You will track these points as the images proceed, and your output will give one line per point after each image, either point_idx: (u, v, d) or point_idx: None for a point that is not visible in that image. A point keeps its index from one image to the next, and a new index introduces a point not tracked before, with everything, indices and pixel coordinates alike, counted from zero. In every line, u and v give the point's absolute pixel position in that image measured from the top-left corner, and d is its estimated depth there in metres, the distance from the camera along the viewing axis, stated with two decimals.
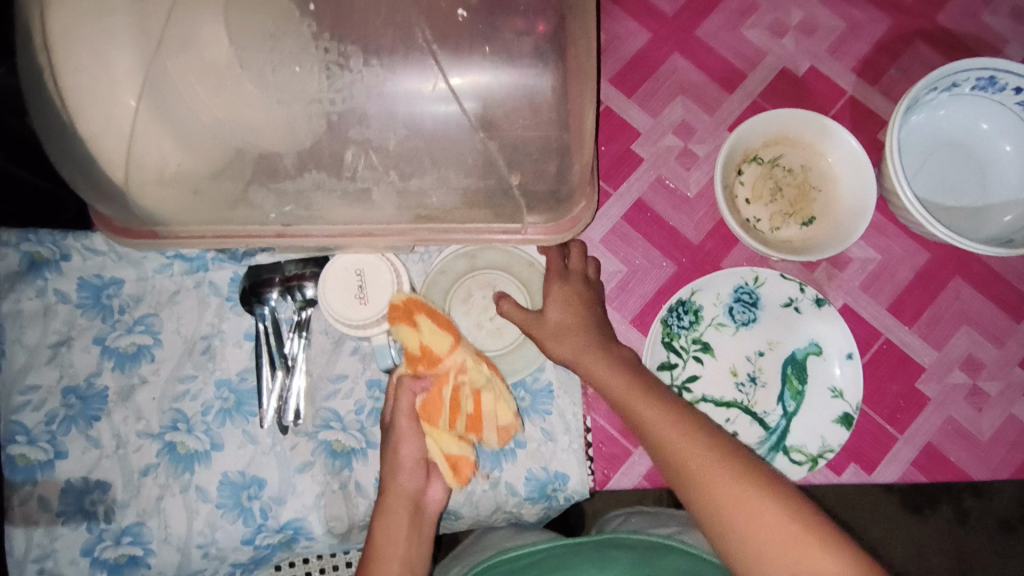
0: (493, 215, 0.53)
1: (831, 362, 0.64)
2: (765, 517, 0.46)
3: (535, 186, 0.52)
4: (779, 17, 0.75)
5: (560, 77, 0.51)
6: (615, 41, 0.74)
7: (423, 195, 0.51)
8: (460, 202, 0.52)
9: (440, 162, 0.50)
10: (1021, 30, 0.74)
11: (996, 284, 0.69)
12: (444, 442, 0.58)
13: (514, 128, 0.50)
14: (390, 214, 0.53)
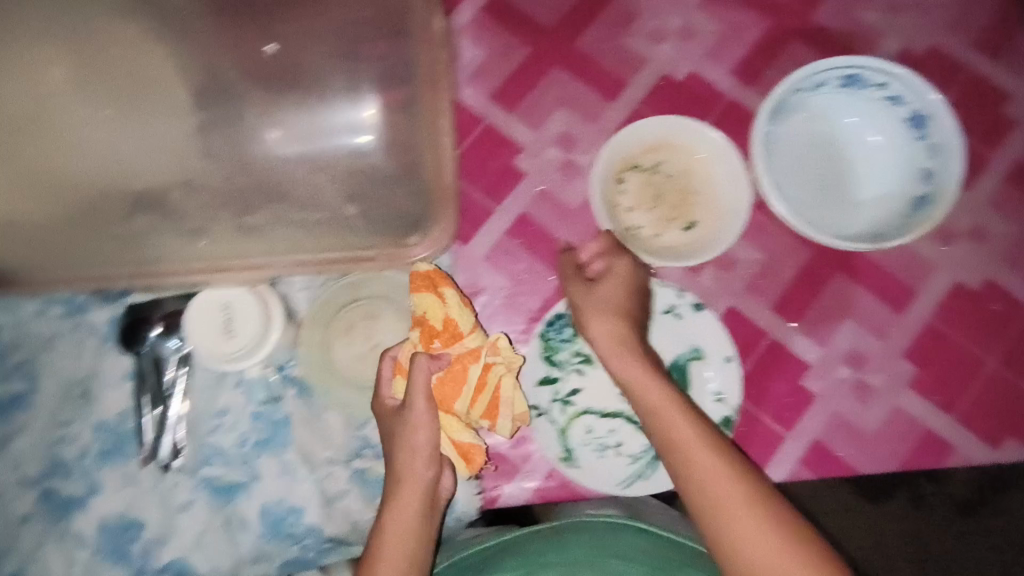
0: (343, 240, 0.58)
1: (712, 366, 0.65)
2: (738, 495, 0.47)
3: (373, 215, 0.58)
4: (658, 23, 0.74)
5: (399, 125, 0.58)
6: (494, 57, 0.74)
7: (260, 230, 0.58)
8: (304, 235, 0.58)
9: (278, 201, 0.57)
10: (896, 23, 0.74)
11: (878, 276, 0.69)
12: (459, 424, 0.56)
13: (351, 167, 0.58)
14: (235, 247, 0.58)
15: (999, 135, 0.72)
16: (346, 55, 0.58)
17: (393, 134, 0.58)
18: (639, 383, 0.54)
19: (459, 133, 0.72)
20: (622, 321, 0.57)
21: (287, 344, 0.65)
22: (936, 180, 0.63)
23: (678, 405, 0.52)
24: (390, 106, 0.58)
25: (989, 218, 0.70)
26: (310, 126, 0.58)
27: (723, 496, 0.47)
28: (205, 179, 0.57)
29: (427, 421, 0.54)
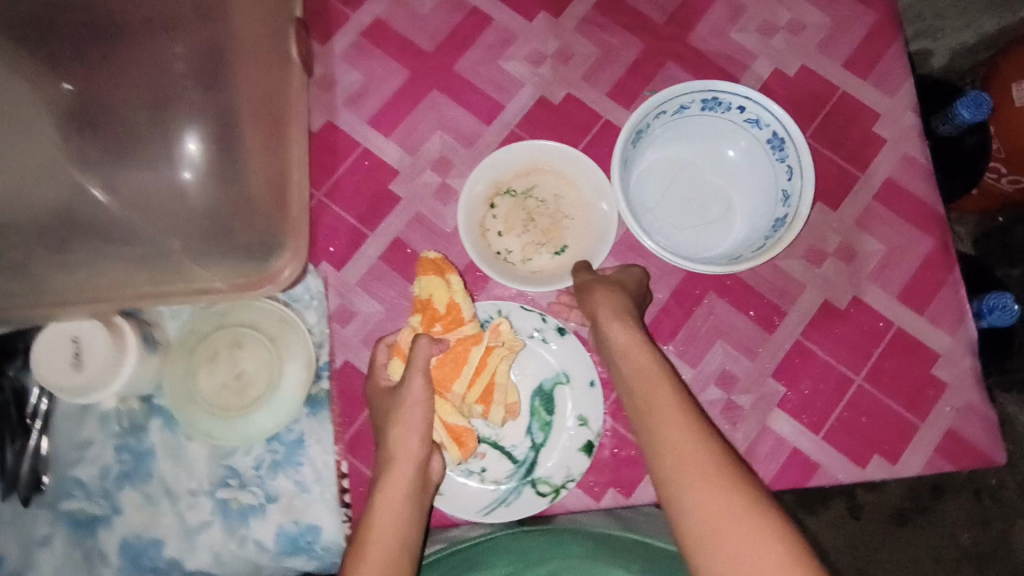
0: (176, 276, 0.57)
1: (578, 390, 0.65)
2: (698, 445, 0.47)
3: (203, 248, 0.58)
4: (535, 47, 0.75)
5: (232, 158, 0.59)
6: (373, 81, 0.74)
7: (84, 265, 0.55)
8: (131, 267, 0.56)
9: (104, 239, 0.55)
10: (767, 46, 0.75)
11: (750, 297, 0.70)
12: (453, 405, 0.59)
13: (167, 204, 0.58)
14: (64, 283, 0.55)
15: (869, 155, 0.73)
16: (167, 98, 0.57)
17: (223, 167, 0.58)
18: (633, 372, 0.54)
19: (335, 158, 0.72)
20: (619, 311, 0.58)
21: (151, 376, 0.63)
22: (793, 202, 0.64)
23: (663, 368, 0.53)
24: (216, 140, 0.59)
25: (858, 236, 0.71)
26: (136, 169, 0.58)
27: (683, 458, 0.46)
28: (21, 224, 0.52)
29: (426, 402, 0.56)
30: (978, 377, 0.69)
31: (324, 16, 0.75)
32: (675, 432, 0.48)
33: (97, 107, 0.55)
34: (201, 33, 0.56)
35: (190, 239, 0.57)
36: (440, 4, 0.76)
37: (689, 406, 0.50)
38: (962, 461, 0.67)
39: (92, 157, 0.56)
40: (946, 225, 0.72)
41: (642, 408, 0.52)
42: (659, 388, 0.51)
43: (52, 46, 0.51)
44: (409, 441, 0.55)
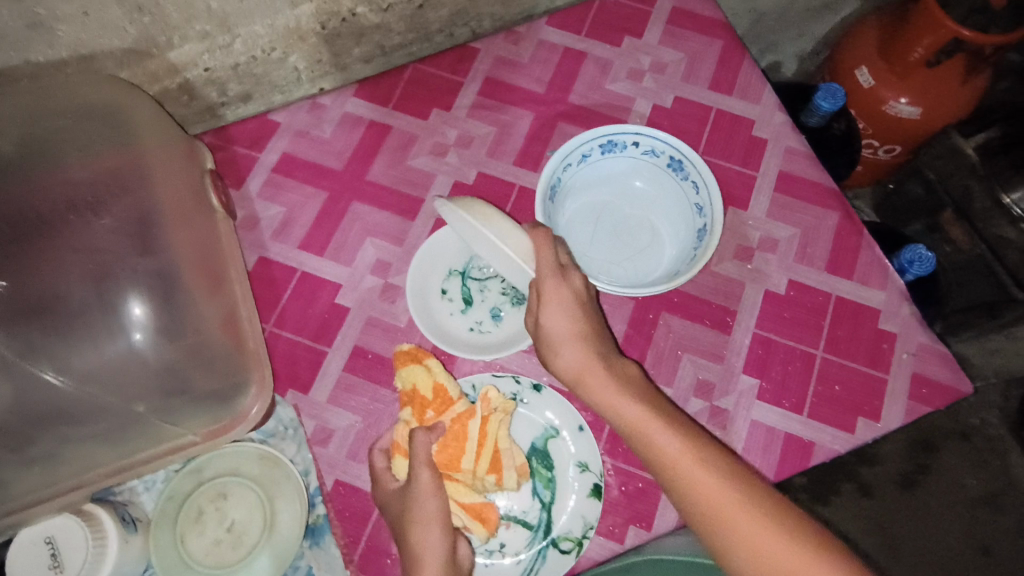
0: (148, 440, 0.56)
1: (569, 438, 0.66)
2: (722, 488, 0.50)
3: (180, 404, 0.56)
4: (437, 140, 0.81)
5: (175, 309, 0.57)
6: (295, 210, 0.77)
7: (50, 458, 0.53)
8: (100, 446, 0.54)
9: (63, 429, 0.53)
10: (640, 89, 0.84)
11: (699, 305, 0.74)
12: (467, 482, 0.61)
13: (111, 369, 0.55)
14: (41, 482, 0.54)
15: (757, 155, 0.81)
16: (97, 266, 0.56)
17: (173, 324, 0.57)
18: (628, 427, 0.55)
19: (277, 289, 0.74)
20: (596, 355, 0.60)
21: (138, 556, 0.60)
22: (706, 212, 0.69)
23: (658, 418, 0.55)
24: (156, 301, 0.57)
25: (772, 226, 0.77)
26: (83, 341, 0.54)
27: (708, 503, 0.49)
28: None
29: (437, 490, 0.58)
30: (920, 320, 0.73)
31: (234, 165, 0.79)
32: (703, 485, 0.50)
33: (30, 298, 0.54)
34: (127, 205, 0.59)
35: (152, 397, 0.55)
36: (340, 126, 0.81)
37: (693, 447, 0.52)
38: (936, 400, 0.70)
39: (34, 340, 0.53)
40: (843, 196, 0.79)
41: (660, 464, 0.52)
42: (661, 441, 0.53)
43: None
44: (428, 535, 0.56)
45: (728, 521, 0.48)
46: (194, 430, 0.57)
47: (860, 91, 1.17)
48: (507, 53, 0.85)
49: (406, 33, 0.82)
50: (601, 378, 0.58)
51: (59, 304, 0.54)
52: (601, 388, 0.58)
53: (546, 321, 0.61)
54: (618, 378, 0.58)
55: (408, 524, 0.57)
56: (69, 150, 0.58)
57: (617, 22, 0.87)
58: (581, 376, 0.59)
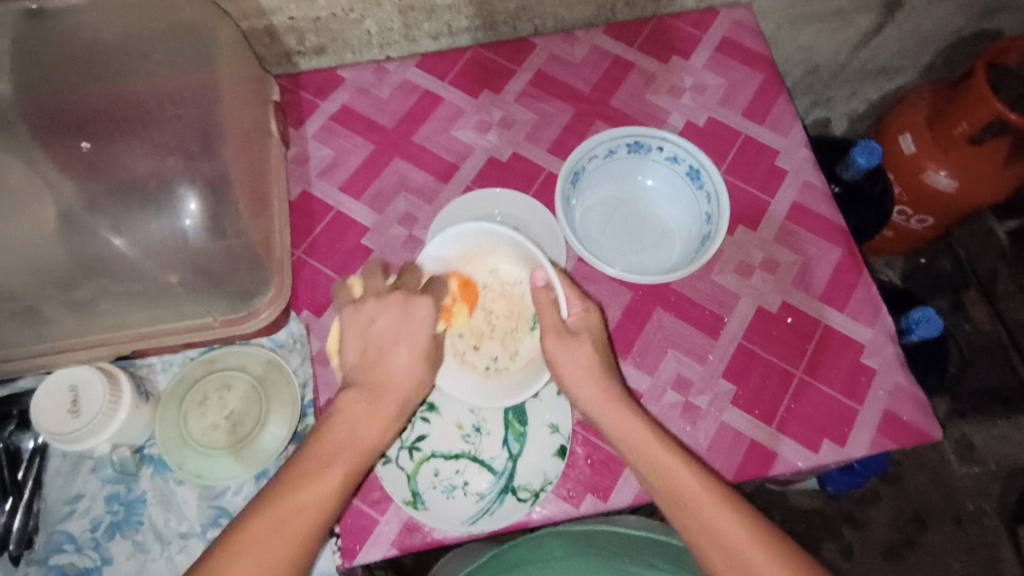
0: (174, 313, 0.62)
1: (546, 400, 0.70)
2: (731, 524, 0.55)
3: (205, 290, 0.62)
4: (482, 117, 0.88)
5: (221, 207, 0.63)
6: (342, 155, 0.85)
7: (91, 304, 0.60)
8: (133, 306, 0.61)
9: (105, 284, 0.60)
10: (677, 104, 0.89)
11: (692, 309, 0.78)
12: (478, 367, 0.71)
13: (153, 237, 0.61)
14: (80, 328, 0.61)
15: (775, 183, 0.85)
16: (161, 149, 0.63)
17: (216, 220, 0.62)
18: (640, 454, 0.60)
19: (312, 221, 0.81)
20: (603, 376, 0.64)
21: (143, 425, 0.67)
22: (715, 221, 0.75)
23: (674, 453, 0.59)
24: (204, 198, 0.63)
25: (777, 250, 0.81)
26: (140, 211, 0.61)
27: (719, 538, 0.55)
28: (40, 264, 0.59)
29: (404, 366, 0.59)
30: (902, 362, 0.76)
31: (298, 107, 0.87)
32: (717, 518, 0.55)
33: (116, 181, 0.61)
34: (192, 120, 0.64)
35: (185, 273, 0.61)
36: (397, 90, 0.89)
37: (703, 478, 0.58)
38: (903, 439, 0.73)
39: (104, 205, 0.61)
40: (849, 235, 0.83)
41: (637, 459, 0.60)
42: (675, 470, 0.58)
43: (94, 131, 0.62)
44: (375, 418, 0.57)
45: (694, 505, 0.56)
46: (212, 313, 0.63)
47: (901, 156, 1.18)
48: (561, 52, 0.92)
49: (474, 18, 0.89)
50: (588, 389, 0.63)
51: (125, 180, 0.62)
52: (579, 391, 0.63)
53: (549, 349, 0.65)
54: (599, 384, 0.63)
55: (380, 366, 0.59)
56: (153, 57, 0.64)
57: (669, 42, 0.93)
58: (573, 390, 0.63)
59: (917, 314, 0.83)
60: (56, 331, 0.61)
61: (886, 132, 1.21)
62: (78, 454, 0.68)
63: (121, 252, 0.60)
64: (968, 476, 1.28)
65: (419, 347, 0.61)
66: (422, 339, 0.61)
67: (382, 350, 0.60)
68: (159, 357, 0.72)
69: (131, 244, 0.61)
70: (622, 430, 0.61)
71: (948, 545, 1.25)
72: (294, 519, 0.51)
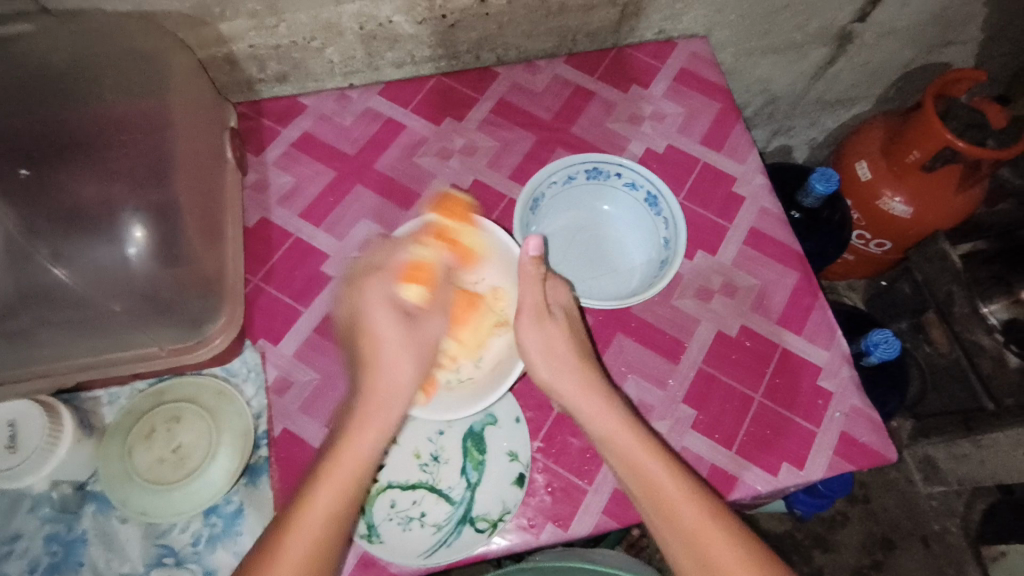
0: (118, 343, 0.61)
1: (505, 427, 0.70)
2: (706, 525, 0.57)
3: (153, 318, 0.61)
4: (444, 145, 0.88)
5: (167, 233, 0.62)
6: (303, 182, 0.84)
7: (29, 335, 0.58)
8: (75, 335, 0.59)
9: (47, 314, 0.58)
10: (636, 132, 0.91)
11: (653, 334, 0.78)
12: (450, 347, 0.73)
13: (95, 264, 0.59)
14: (20, 360, 0.59)
15: (732, 209, 0.87)
16: (104, 175, 0.61)
17: (162, 247, 0.61)
18: (617, 454, 0.61)
19: (270, 248, 0.80)
20: (579, 368, 0.66)
21: (84, 460, 0.64)
22: (671, 246, 0.75)
23: (654, 451, 0.60)
24: (149, 224, 0.61)
25: (735, 274, 0.82)
26: (84, 238, 0.59)
27: (697, 541, 0.56)
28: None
29: (397, 342, 0.65)
30: (857, 384, 0.77)
31: (258, 134, 0.87)
32: (692, 520, 0.57)
33: (63, 207, 0.59)
34: (139, 148, 0.63)
35: (130, 301, 0.60)
36: (359, 118, 0.89)
37: (680, 476, 0.59)
38: (860, 461, 0.73)
39: (44, 230, 0.59)
40: (805, 259, 0.84)
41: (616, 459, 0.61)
42: (653, 469, 0.59)
43: (37, 157, 0.60)
44: (374, 418, 0.61)
45: (668, 510, 0.58)
46: (160, 341, 0.62)
47: (858, 182, 1.21)
48: (523, 81, 0.93)
49: (436, 48, 0.90)
50: (566, 385, 0.65)
51: (67, 205, 0.60)
52: (558, 386, 0.65)
53: (522, 327, 0.66)
54: (579, 381, 0.65)
55: (371, 363, 0.64)
56: (100, 84, 0.64)
57: (628, 72, 0.95)
58: (545, 378, 0.65)
59: (875, 336, 0.85)
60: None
61: (843, 160, 1.25)
62: (16, 492, 0.65)
63: (62, 281, 0.58)
64: (933, 496, 1.32)
65: (406, 344, 0.65)
66: (393, 320, 0.66)
67: (373, 367, 0.64)
68: (105, 390, 0.69)
69: (74, 273, 0.58)
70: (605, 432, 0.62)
71: (917, 568, 1.26)
72: (303, 533, 0.53)
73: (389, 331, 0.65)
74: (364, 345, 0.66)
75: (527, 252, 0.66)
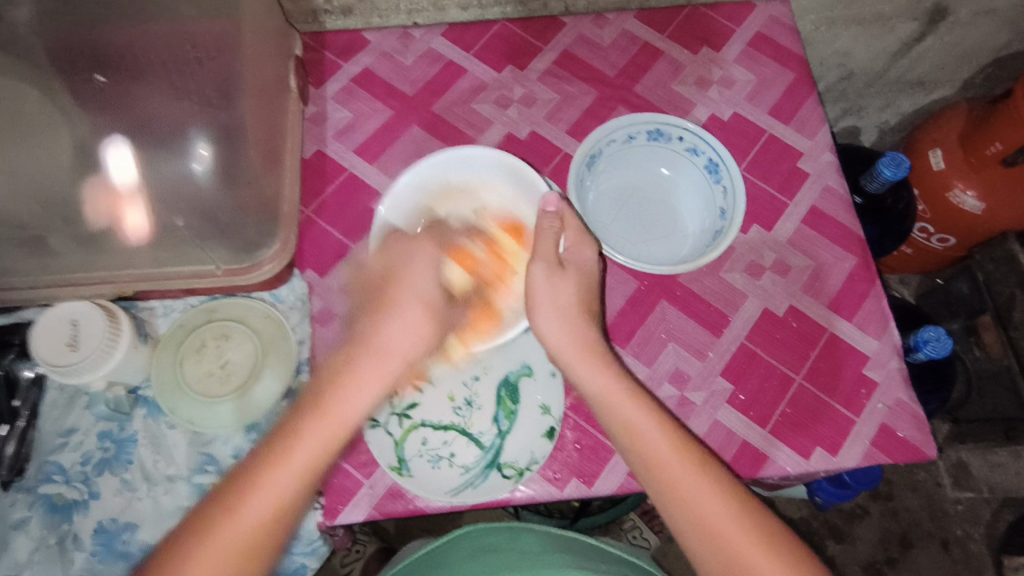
0: (178, 257, 0.62)
1: (540, 381, 0.70)
2: (716, 503, 0.53)
3: (211, 236, 0.62)
4: (504, 93, 0.87)
5: (233, 154, 0.63)
6: (361, 118, 0.84)
7: (97, 239, 0.60)
8: (138, 245, 0.61)
9: (114, 222, 0.60)
10: (703, 96, 0.88)
11: (698, 304, 0.77)
12: (445, 345, 0.67)
13: (161, 175, 0.61)
14: (86, 265, 0.62)
15: (794, 186, 0.84)
16: (175, 86, 0.62)
17: (224, 167, 0.63)
18: (612, 415, 0.59)
19: (324, 181, 0.81)
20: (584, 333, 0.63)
21: (140, 365, 0.67)
22: (727, 216, 0.73)
23: (652, 417, 0.58)
24: (215, 141, 0.63)
25: (790, 253, 0.80)
26: (152, 148, 0.61)
27: (704, 517, 0.53)
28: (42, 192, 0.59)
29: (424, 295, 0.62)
30: (904, 377, 0.75)
31: (320, 66, 0.87)
32: (701, 498, 0.53)
33: (132, 117, 0.61)
34: (212, 66, 0.63)
35: (192, 217, 0.61)
36: (421, 58, 0.88)
37: (683, 442, 0.57)
38: (897, 454, 0.72)
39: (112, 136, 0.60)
40: (866, 244, 0.81)
41: (627, 438, 0.58)
42: (655, 434, 0.57)
43: (112, 66, 0.60)
44: (362, 369, 0.56)
45: (668, 482, 0.55)
46: (216, 259, 0.63)
47: (930, 172, 1.14)
48: (590, 33, 0.90)
49: None
50: (564, 340, 0.63)
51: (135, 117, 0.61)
52: (561, 350, 0.63)
53: (535, 277, 0.65)
54: (582, 348, 0.62)
55: (383, 318, 0.60)
56: None
57: (701, 33, 0.91)
58: (546, 335, 0.63)
59: (925, 333, 0.80)
60: (63, 264, 0.62)
61: (916, 148, 1.18)
62: (76, 389, 0.69)
63: (130, 191, 0.60)
64: (960, 501, 1.29)
65: (425, 304, 0.62)
66: (429, 296, 0.63)
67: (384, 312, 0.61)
68: (160, 302, 0.72)
69: (143, 181, 0.60)
70: (620, 407, 0.59)
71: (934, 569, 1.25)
72: (291, 470, 0.49)
73: (417, 286, 0.62)
74: (383, 291, 0.63)
75: (545, 207, 0.66)
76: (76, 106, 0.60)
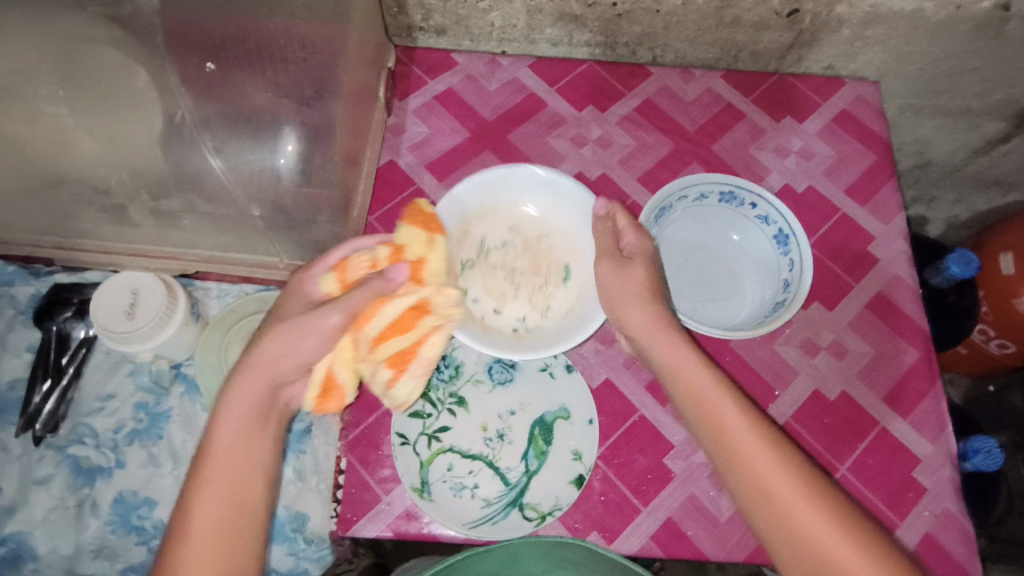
0: (246, 245, 0.66)
1: (576, 426, 0.69)
2: (789, 486, 0.47)
3: (274, 221, 0.62)
4: (580, 132, 0.87)
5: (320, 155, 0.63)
6: (436, 135, 0.85)
7: (174, 216, 0.62)
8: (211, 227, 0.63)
9: (192, 203, 0.61)
10: (780, 164, 0.87)
11: (747, 374, 0.75)
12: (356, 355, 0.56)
13: (242, 156, 0.60)
14: (157, 240, 0.66)
15: (862, 269, 0.82)
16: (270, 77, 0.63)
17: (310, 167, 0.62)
18: (686, 392, 0.54)
19: (392, 190, 0.82)
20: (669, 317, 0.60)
21: (187, 343, 0.68)
22: (792, 288, 0.72)
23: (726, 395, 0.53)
24: (303, 142, 0.62)
25: (849, 336, 0.78)
26: (246, 138, 0.60)
27: (776, 500, 0.47)
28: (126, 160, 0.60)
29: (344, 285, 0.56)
30: (956, 487, 0.71)
31: (406, 79, 0.88)
32: (776, 482, 0.48)
33: (232, 106, 0.60)
34: (313, 64, 0.64)
35: (267, 208, 0.62)
36: (505, 86, 0.89)
37: (759, 425, 0.51)
38: (938, 567, 0.68)
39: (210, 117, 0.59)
40: (931, 341, 0.78)
41: (742, 475, 0.49)
42: (727, 415, 0.52)
43: (222, 54, 0.61)
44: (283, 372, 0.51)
45: (742, 464, 0.49)
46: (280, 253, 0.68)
47: (997, 276, 1.08)
48: (674, 86, 0.90)
49: (596, 35, 0.88)
50: (644, 326, 0.59)
51: (232, 99, 0.61)
52: (639, 331, 0.60)
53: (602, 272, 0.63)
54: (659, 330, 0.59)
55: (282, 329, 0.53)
56: None
57: (785, 102, 0.91)
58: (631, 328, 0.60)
59: (976, 441, 0.73)
60: (137, 234, 0.65)
61: (986, 249, 1.13)
62: (121, 355, 0.70)
63: (215, 172, 0.60)
64: None
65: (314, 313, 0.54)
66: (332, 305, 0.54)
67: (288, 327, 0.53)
68: (217, 284, 0.73)
69: (228, 169, 0.60)
70: (727, 433, 0.51)
71: None
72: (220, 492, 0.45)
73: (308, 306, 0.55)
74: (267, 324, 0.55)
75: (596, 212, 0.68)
76: (184, 90, 0.59)
